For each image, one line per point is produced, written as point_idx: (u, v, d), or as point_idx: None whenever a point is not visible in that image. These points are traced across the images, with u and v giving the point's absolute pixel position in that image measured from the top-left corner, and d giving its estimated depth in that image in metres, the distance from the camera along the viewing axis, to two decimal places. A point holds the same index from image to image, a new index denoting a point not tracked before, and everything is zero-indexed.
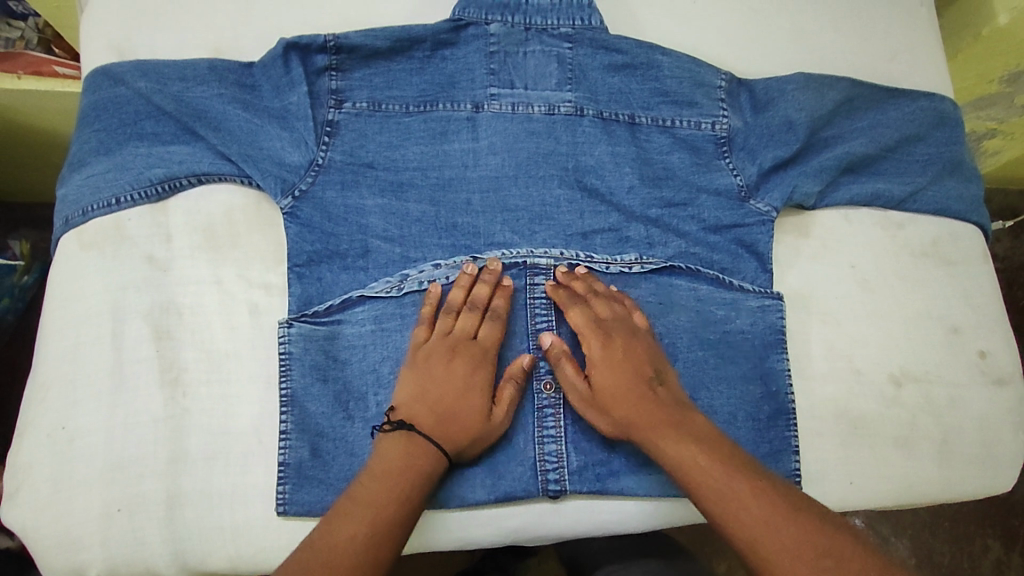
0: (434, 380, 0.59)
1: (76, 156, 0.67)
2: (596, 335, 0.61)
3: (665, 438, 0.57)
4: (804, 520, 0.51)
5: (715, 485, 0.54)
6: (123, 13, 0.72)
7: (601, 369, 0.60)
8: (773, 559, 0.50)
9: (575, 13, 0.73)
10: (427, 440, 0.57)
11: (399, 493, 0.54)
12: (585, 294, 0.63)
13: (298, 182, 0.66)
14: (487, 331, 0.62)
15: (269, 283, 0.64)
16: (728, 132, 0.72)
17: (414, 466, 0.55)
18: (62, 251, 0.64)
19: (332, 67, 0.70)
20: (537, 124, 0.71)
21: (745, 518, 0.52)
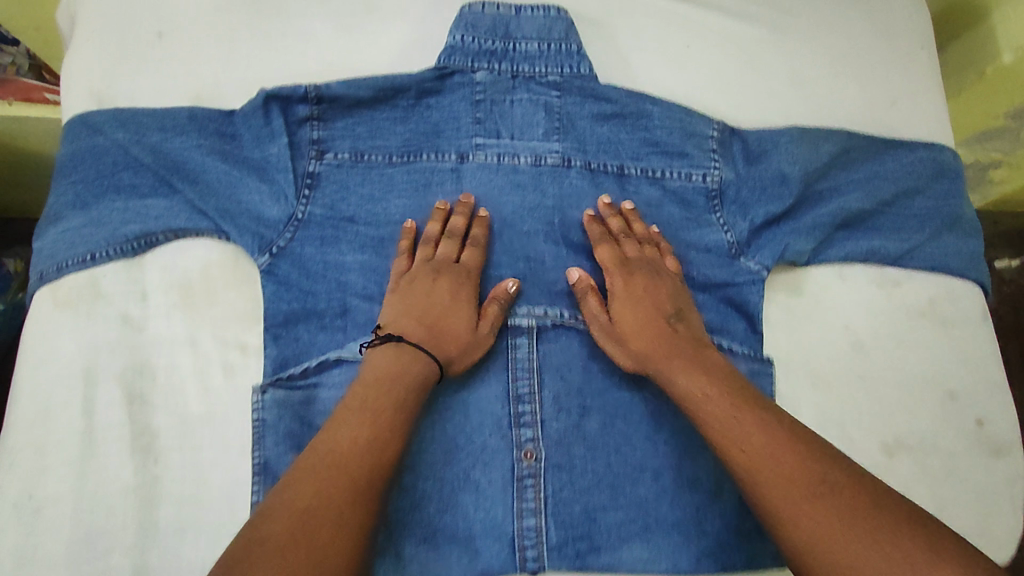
0: (421, 299, 0.62)
1: (52, 209, 0.65)
2: (620, 272, 0.65)
3: (680, 369, 0.58)
4: (804, 448, 0.51)
5: (721, 411, 0.54)
6: (102, 58, 0.70)
7: (622, 304, 0.63)
8: (768, 481, 0.50)
9: (563, 61, 0.71)
10: (417, 347, 0.59)
11: (393, 397, 0.56)
12: (617, 234, 0.67)
13: (276, 238, 0.65)
14: (468, 255, 0.65)
15: (245, 344, 0.63)
16: (720, 184, 0.69)
17: (407, 373, 0.57)
18: (36, 309, 0.63)
19: (314, 117, 0.69)
20: (523, 176, 0.69)
21: (744, 444, 0.52)
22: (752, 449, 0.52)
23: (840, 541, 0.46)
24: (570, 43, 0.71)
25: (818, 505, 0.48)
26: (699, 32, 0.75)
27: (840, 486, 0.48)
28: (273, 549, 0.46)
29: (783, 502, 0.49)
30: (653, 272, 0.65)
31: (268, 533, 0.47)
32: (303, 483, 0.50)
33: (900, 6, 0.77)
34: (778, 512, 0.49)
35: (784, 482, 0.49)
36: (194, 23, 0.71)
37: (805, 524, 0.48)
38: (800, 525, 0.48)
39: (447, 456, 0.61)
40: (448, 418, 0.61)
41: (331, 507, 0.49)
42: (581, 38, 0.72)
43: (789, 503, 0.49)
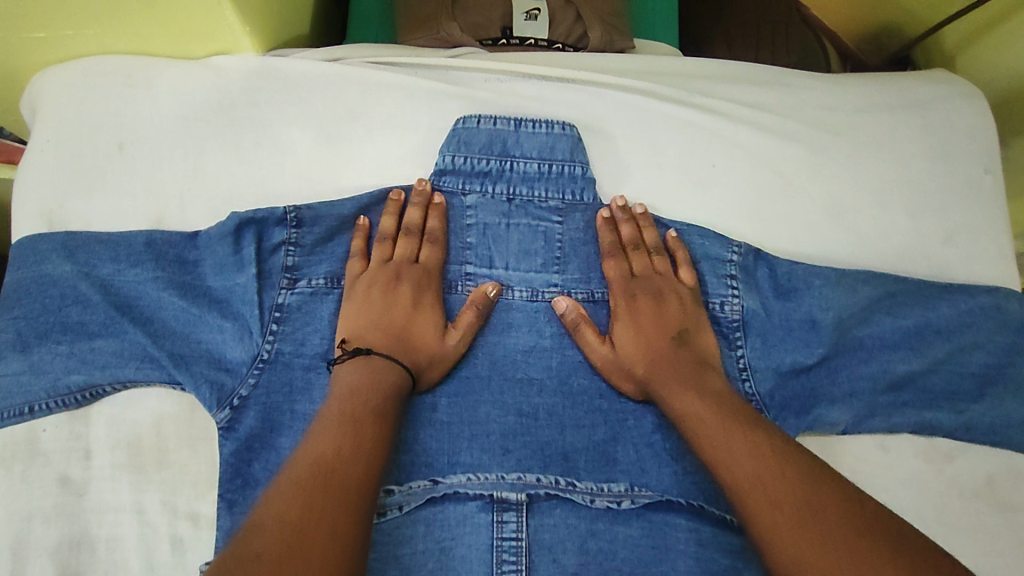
0: (384, 306, 0.60)
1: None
2: (623, 292, 0.63)
3: (677, 394, 0.57)
4: (793, 470, 0.50)
5: (713, 435, 0.53)
6: (57, 173, 0.64)
7: (623, 326, 0.61)
8: (753, 503, 0.49)
9: (566, 184, 0.65)
10: (388, 358, 0.57)
11: (376, 402, 0.54)
12: (627, 243, 0.64)
13: (237, 387, 0.58)
14: (427, 253, 0.63)
15: (197, 513, 0.56)
16: (743, 315, 0.63)
17: (381, 381, 0.55)
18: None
19: (289, 241, 0.62)
20: (517, 313, 0.63)
21: (731, 464, 0.51)
22: (740, 470, 0.51)
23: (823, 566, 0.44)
24: (574, 165, 0.65)
25: (798, 528, 0.46)
26: (727, 148, 0.69)
27: (828, 510, 0.46)
28: (264, 564, 0.41)
29: (762, 523, 0.47)
30: (651, 282, 0.63)
31: (251, 550, 0.42)
32: (285, 494, 0.46)
33: (961, 119, 0.73)
34: (759, 532, 0.47)
35: (764, 502, 0.48)
36: (158, 137, 0.66)
37: (789, 547, 0.45)
38: (778, 547, 0.46)
39: None
40: None
41: (324, 513, 0.45)
42: (587, 157, 0.67)
43: (769, 524, 0.47)
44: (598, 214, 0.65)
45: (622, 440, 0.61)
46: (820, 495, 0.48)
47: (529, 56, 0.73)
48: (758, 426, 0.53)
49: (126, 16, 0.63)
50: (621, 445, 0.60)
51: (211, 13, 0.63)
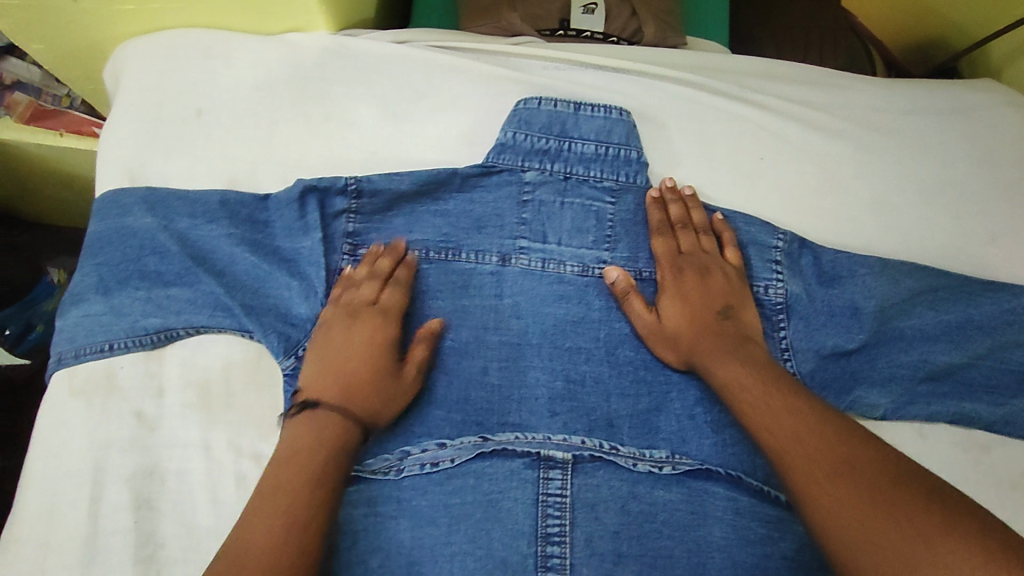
0: (339, 353, 0.59)
1: (73, 292, 0.63)
2: (670, 266, 0.65)
3: (719, 361, 0.59)
4: (833, 432, 0.51)
5: (753, 398, 0.55)
6: (140, 133, 0.68)
7: (669, 298, 0.64)
8: (793, 464, 0.50)
9: (621, 167, 0.68)
10: (333, 410, 0.55)
11: (325, 466, 0.52)
12: (675, 223, 0.67)
13: (302, 339, 0.61)
14: (388, 298, 0.62)
15: (261, 453, 0.60)
16: (787, 299, 0.65)
17: (324, 438, 0.54)
18: (52, 395, 0.61)
19: (351, 209, 0.65)
20: (568, 287, 0.66)
21: (771, 429, 0.53)
22: (780, 433, 0.52)
23: (868, 519, 0.45)
24: (629, 149, 0.68)
25: (840, 484, 0.47)
26: (777, 143, 0.71)
27: (869, 467, 0.48)
28: None
29: (805, 481, 0.49)
30: (697, 263, 0.65)
31: None
32: None
33: (1007, 127, 0.75)
34: (803, 489, 0.49)
35: (805, 461, 0.50)
36: (234, 102, 0.68)
37: (832, 503, 0.47)
38: (820, 504, 0.47)
39: None
40: (471, 551, 0.57)
41: None
42: (641, 141, 0.69)
43: (811, 482, 0.48)
44: (647, 194, 0.68)
45: (665, 410, 0.63)
46: (862, 455, 0.49)
47: (587, 46, 0.75)
48: (798, 393, 0.55)
49: None
50: (665, 416, 0.63)
51: None
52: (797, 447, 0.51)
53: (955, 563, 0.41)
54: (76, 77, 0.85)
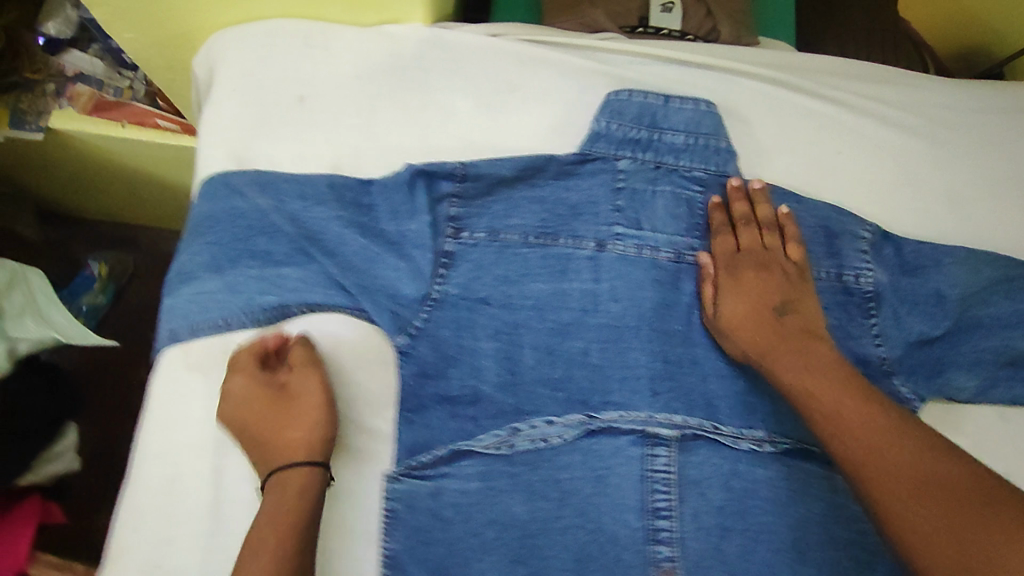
0: (254, 423, 0.61)
1: (182, 269, 0.65)
2: (730, 263, 0.68)
3: (785, 358, 0.62)
4: (919, 449, 0.52)
5: (828, 401, 0.57)
6: (243, 118, 0.70)
7: (733, 293, 0.66)
8: (872, 476, 0.52)
9: (710, 156, 0.69)
10: (281, 470, 0.58)
11: (304, 522, 0.56)
12: (738, 220, 0.69)
13: (411, 318, 0.64)
14: (243, 354, 0.63)
15: (375, 428, 0.63)
16: (875, 288, 0.68)
17: (285, 496, 0.57)
18: (167, 366, 0.64)
19: (455, 194, 0.67)
20: (663, 272, 0.68)
21: (850, 440, 0.55)
22: (862, 443, 0.54)
23: (955, 547, 0.47)
24: (719, 140, 0.69)
25: (926, 507, 0.49)
26: (857, 139, 0.73)
27: (959, 485, 0.49)
28: None
29: (887, 497, 0.51)
30: (739, 258, 0.68)
31: None
32: None
33: None
34: (884, 503, 0.51)
35: (887, 477, 0.52)
36: (335, 91, 0.70)
37: (905, 515, 0.50)
38: (906, 523, 0.49)
39: (578, 566, 0.60)
40: (580, 525, 0.61)
41: None
42: (728, 133, 0.71)
43: (892, 501, 0.51)
44: (709, 200, 0.70)
45: (759, 391, 0.66)
46: (954, 477, 0.50)
47: (671, 42, 0.76)
48: (879, 406, 0.56)
49: None
50: (758, 396, 0.66)
51: None
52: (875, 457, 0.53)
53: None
54: (157, 64, 0.86)
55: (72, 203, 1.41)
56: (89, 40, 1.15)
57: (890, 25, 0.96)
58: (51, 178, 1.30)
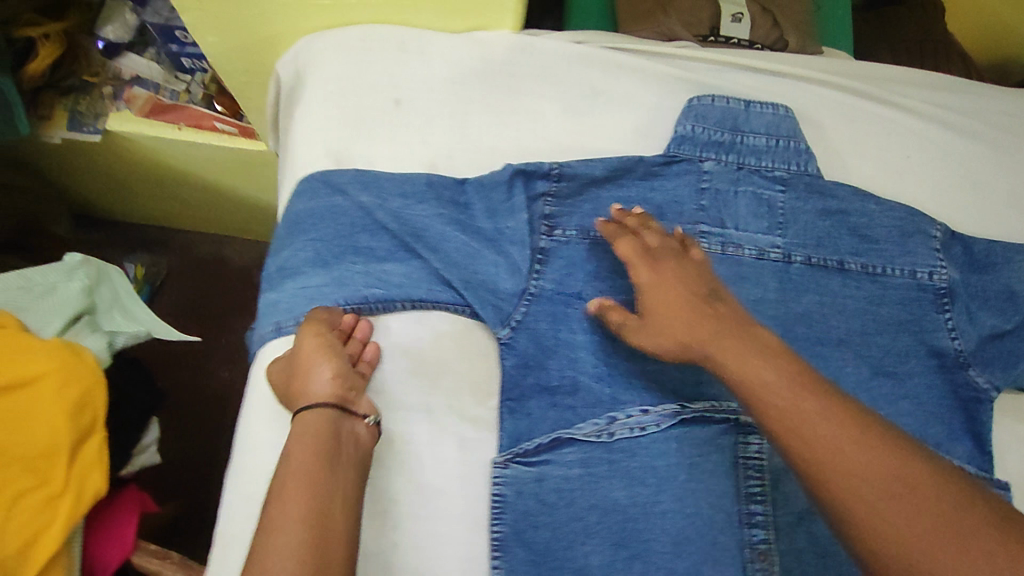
0: (290, 390, 0.61)
1: (285, 264, 0.67)
2: (647, 262, 0.66)
3: (729, 349, 0.57)
4: (888, 444, 0.50)
5: (784, 397, 0.53)
6: (341, 119, 0.72)
7: (656, 292, 0.64)
8: (834, 475, 0.48)
9: (790, 158, 0.73)
10: (310, 418, 0.58)
11: (305, 480, 0.53)
12: (637, 228, 0.68)
13: (512, 311, 0.66)
14: (280, 362, 0.63)
15: (479, 417, 0.65)
16: (948, 284, 0.71)
17: (310, 444, 0.56)
18: (265, 356, 0.66)
19: (549, 192, 0.69)
20: (747, 269, 0.71)
21: (813, 435, 0.50)
22: (826, 439, 0.50)
23: (930, 548, 0.44)
24: (798, 141, 0.73)
25: (901, 506, 0.46)
26: (922, 143, 0.77)
27: (929, 483, 0.47)
28: None
29: (856, 496, 0.47)
30: (646, 256, 0.66)
31: None
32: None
33: None
34: (844, 502, 0.47)
35: (852, 474, 0.48)
36: (430, 94, 0.73)
37: (872, 515, 0.46)
38: (876, 521, 0.46)
39: (677, 549, 0.62)
40: (680, 510, 0.63)
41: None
42: (805, 136, 0.75)
43: (865, 500, 0.47)
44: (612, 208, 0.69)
45: (842, 383, 0.69)
46: (927, 474, 0.48)
47: (742, 51, 0.80)
48: (835, 399, 0.52)
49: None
50: (842, 387, 0.69)
51: None
52: (839, 453, 0.49)
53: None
54: (235, 69, 0.88)
55: (114, 201, 1.42)
56: (145, 44, 1.17)
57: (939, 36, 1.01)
58: (98, 178, 1.32)
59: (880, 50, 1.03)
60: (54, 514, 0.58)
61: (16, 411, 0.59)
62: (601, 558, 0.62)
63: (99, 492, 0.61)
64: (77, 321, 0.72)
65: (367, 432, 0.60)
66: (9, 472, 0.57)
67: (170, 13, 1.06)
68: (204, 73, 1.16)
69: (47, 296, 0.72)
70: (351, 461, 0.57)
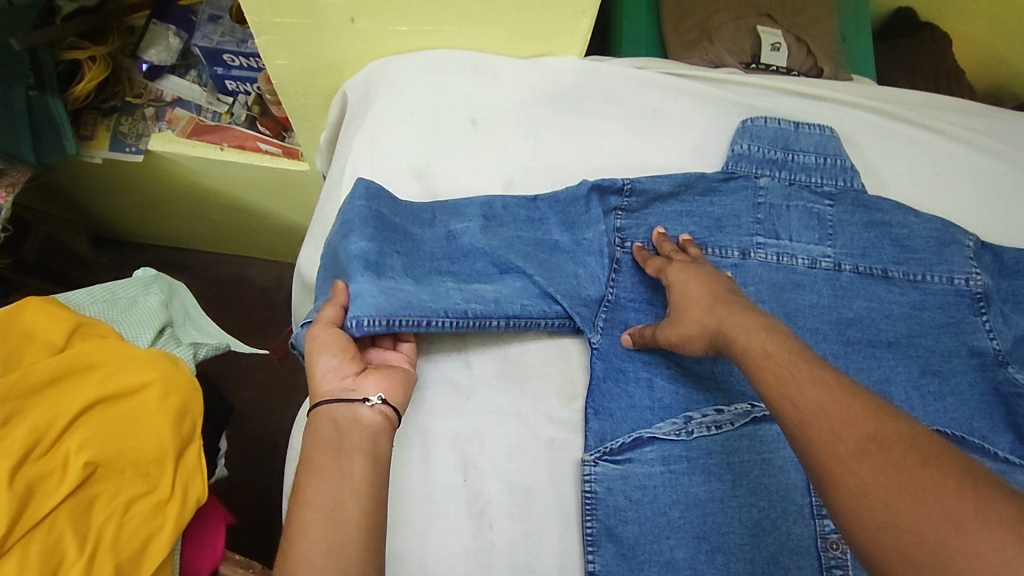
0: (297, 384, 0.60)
1: (364, 258, 0.65)
2: (671, 268, 0.68)
3: (741, 330, 0.58)
4: (863, 407, 0.47)
5: (778, 370, 0.52)
6: (422, 138, 0.76)
7: (680, 291, 0.66)
8: (814, 440, 0.46)
9: (837, 174, 0.79)
10: (315, 410, 0.57)
11: (315, 469, 0.53)
12: (666, 251, 0.72)
13: (594, 318, 0.70)
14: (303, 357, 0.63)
15: (564, 419, 0.69)
16: (983, 289, 0.76)
17: (317, 436, 0.55)
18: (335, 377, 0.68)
19: (621, 207, 0.75)
20: (802, 277, 0.76)
21: (799, 401, 0.49)
22: (807, 407, 0.48)
23: (895, 502, 0.41)
24: (844, 159, 0.80)
25: (867, 463, 0.43)
26: (949, 160, 0.84)
27: (897, 444, 0.43)
28: None
29: (829, 458, 0.45)
30: (669, 265, 0.69)
31: None
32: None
33: None
34: (823, 468, 0.45)
35: (833, 438, 0.45)
36: (506, 115, 0.78)
37: (847, 479, 0.43)
38: (847, 483, 0.43)
39: (755, 541, 0.65)
40: (753, 502, 0.66)
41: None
42: (848, 155, 0.81)
43: (836, 461, 0.44)
44: (654, 229, 0.74)
45: (894, 382, 0.73)
46: (889, 434, 0.44)
47: (784, 77, 0.88)
48: (829, 368, 0.51)
49: (488, 24, 0.76)
50: (894, 386, 0.73)
51: (567, 22, 0.75)
52: (825, 417, 0.47)
53: (984, 550, 0.36)
54: (295, 91, 0.88)
55: (139, 222, 1.43)
56: (187, 66, 1.18)
57: (950, 65, 1.11)
58: (128, 199, 1.33)
59: (897, 77, 1.12)
60: (163, 521, 0.62)
61: (124, 419, 0.63)
62: (685, 552, 0.64)
63: (201, 499, 0.64)
64: (163, 333, 0.75)
65: (372, 413, 0.57)
66: (122, 478, 0.61)
67: (219, 38, 1.09)
68: (247, 95, 1.17)
69: (132, 309, 0.75)
70: (357, 446, 0.54)
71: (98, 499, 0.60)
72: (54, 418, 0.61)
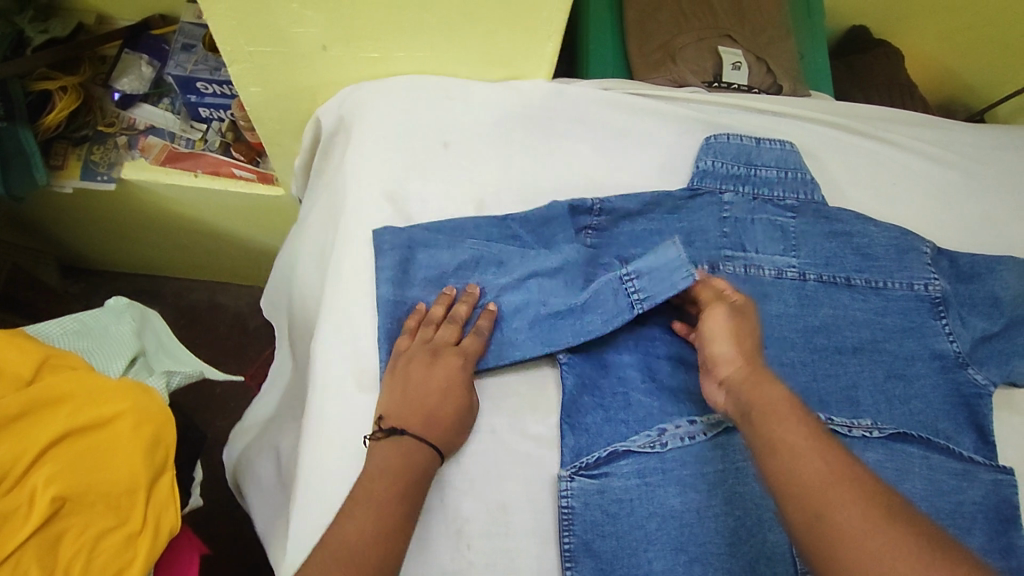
0: (420, 382, 0.66)
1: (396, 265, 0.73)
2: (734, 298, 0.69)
3: (762, 384, 0.59)
4: (876, 481, 0.50)
5: (786, 429, 0.54)
6: (397, 164, 0.77)
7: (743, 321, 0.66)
8: (827, 504, 0.48)
9: (798, 187, 0.82)
10: (419, 439, 0.63)
11: (390, 480, 0.60)
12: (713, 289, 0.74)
13: None
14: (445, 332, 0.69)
15: (540, 435, 0.69)
16: (942, 293, 0.79)
17: (409, 463, 0.62)
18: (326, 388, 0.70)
19: (590, 226, 0.77)
20: (769, 288, 0.78)
21: (810, 466, 0.50)
22: (816, 471, 0.50)
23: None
24: (804, 173, 0.82)
25: (887, 535, 0.45)
26: (905, 172, 0.88)
27: (910, 520, 0.46)
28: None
29: (846, 526, 0.46)
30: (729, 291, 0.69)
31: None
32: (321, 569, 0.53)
33: None
34: (837, 533, 0.46)
35: (849, 506, 0.47)
36: (477, 137, 0.80)
37: (864, 547, 0.45)
38: (862, 546, 0.45)
39: (731, 550, 0.66)
40: (729, 512, 0.67)
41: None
42: (808, 168, 0.84)
43: (855, 528, 0.46)
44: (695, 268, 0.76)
45: (861, 387, 0.76)
46: (900, 510, 0.47)
47: (747, 95, 0.91)
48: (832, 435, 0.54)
49: (459, 47, 0.77)
50: (858, 392, 0.75)
51: (535, 45, 0.77)
52: (839, 483, 0.49)
53: None
54: (269, 118, 0.89)
55: (113, 251, 1.42)
56: (159, 95, 1.18)
57: (903, 80, 1.16)
58: (100, 228, 1.31)
59: (853, 93, 1.17)
60: (135, 552, 0.62)
61: (93, 453, 0.63)
62: (664, 564, 0.65)
63: (174, 530, 0.65)
64: (134, 363, 0.75)
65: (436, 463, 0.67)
66: (93, 512, 0.61)
67: (193, 65, 1.09)
68: (221, 122, 1.17)
69: (102, 339, 0.75)
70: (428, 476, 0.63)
71: (65, 535, 0.60)
72: (20, 455, 0.61)
